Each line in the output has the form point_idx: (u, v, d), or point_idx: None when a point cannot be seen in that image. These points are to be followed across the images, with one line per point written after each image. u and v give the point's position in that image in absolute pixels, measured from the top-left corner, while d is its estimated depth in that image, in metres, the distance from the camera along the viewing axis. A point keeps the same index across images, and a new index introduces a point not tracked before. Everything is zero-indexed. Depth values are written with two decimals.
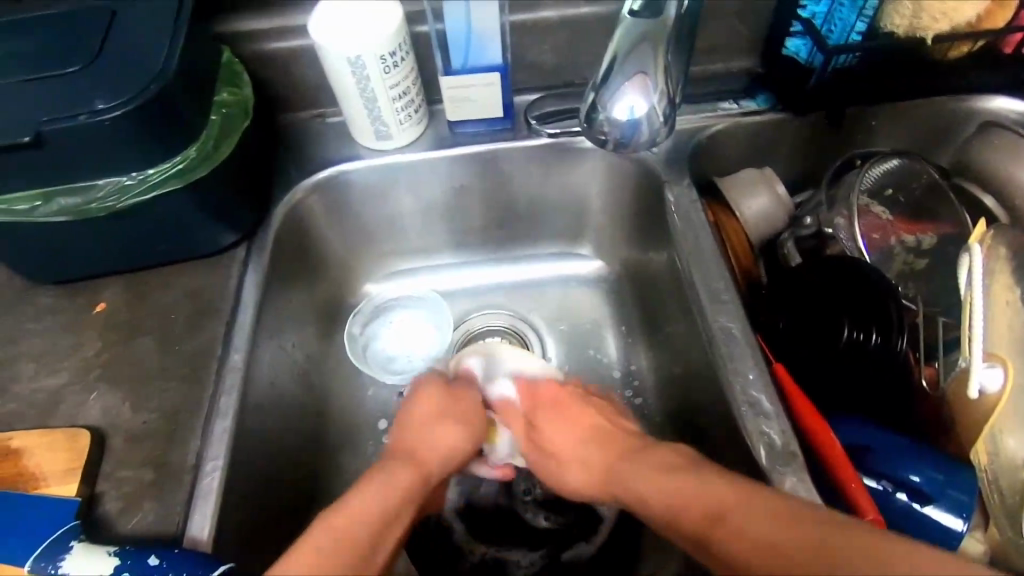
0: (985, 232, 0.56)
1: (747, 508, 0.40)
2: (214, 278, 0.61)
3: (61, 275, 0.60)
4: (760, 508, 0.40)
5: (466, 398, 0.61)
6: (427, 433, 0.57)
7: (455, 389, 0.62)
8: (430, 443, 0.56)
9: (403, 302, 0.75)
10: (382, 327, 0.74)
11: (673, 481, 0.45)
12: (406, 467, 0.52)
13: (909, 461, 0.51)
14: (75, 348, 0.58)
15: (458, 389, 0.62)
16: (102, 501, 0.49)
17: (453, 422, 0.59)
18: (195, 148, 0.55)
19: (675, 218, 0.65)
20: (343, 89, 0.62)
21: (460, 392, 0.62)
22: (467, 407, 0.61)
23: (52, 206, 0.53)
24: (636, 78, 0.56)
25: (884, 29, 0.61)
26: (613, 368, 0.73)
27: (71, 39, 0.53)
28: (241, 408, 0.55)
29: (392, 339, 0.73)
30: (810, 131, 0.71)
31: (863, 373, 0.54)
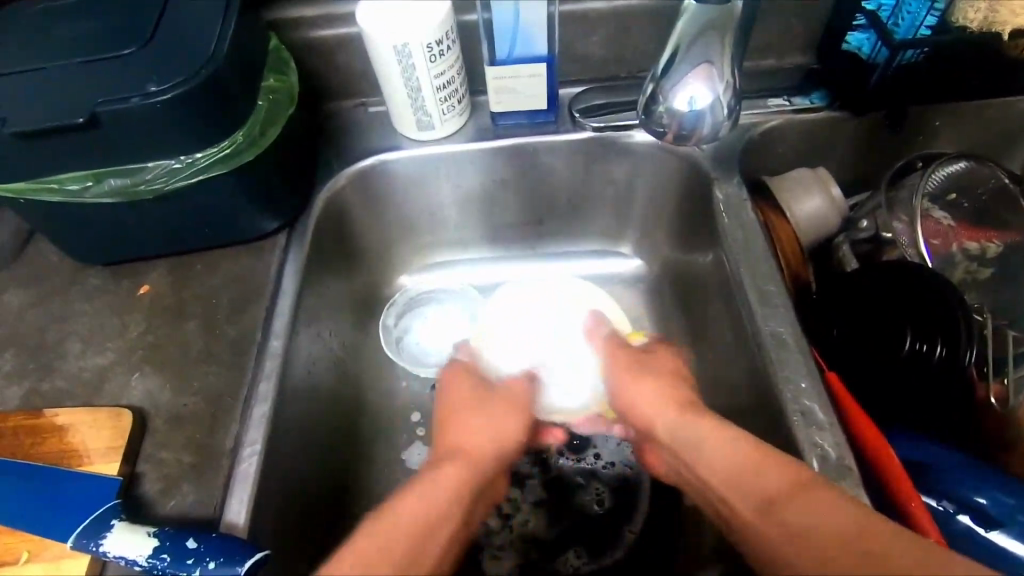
0: None
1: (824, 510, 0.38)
2: (256, 264, 0.62)
3: (109, 256, 0.61)
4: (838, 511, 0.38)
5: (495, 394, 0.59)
6: (465, 419, 0.55)
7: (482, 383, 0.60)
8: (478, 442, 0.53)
9: (437, 295, 0.76)
10: (414, 321, 0.74)
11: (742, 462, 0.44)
12: (446, 467, 0.50)
13: (975, 482, 0.49)
14: (121, 329, 0.59)
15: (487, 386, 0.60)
16: (143, 481, 0.50)
17: (507, 412, 0.57)
18: (243, 132, 0.54)
19: (723, 215, 0.62)
20: (388, 78, 0.61)
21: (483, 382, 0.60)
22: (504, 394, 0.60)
23: (102, 188, 0.53)
24: (701, 68, 0.55)
25: (955, 23, 0.57)
26: None
27: (126, 22, 0.54)
28: (279, 393, 0.55)
29: (426, 332, 0.73)
30: (868, 131, 0.68)
31: (928, 386, 0.51)
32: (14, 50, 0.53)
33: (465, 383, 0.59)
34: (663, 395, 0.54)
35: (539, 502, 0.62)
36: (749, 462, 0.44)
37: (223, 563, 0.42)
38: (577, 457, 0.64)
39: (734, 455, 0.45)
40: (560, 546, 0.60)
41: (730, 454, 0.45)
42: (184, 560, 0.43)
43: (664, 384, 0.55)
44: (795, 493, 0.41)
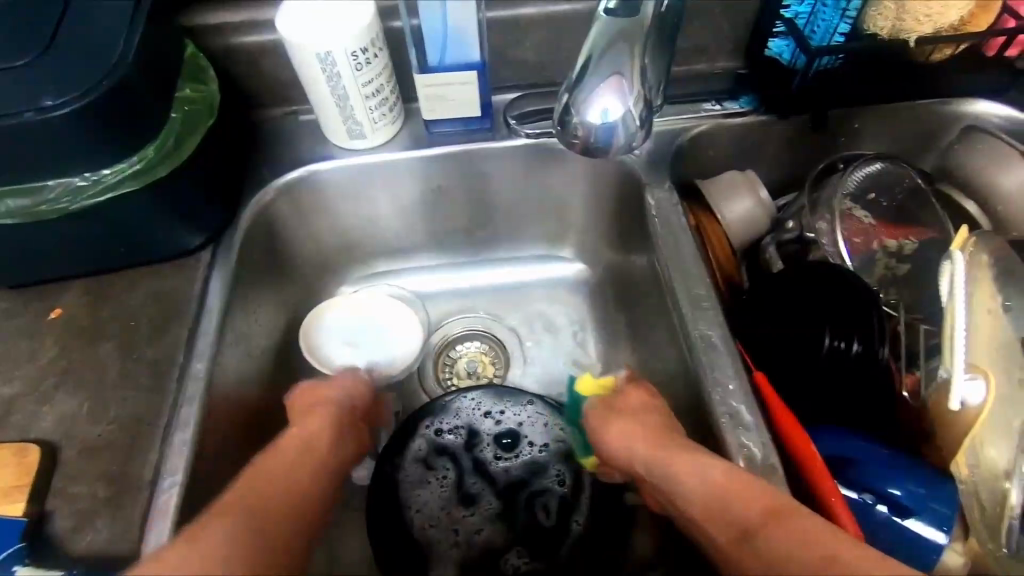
0: (967, 237, 0.54)
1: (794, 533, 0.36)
2: (178, 282, 0.59)
3: (13, 278, 0.57)
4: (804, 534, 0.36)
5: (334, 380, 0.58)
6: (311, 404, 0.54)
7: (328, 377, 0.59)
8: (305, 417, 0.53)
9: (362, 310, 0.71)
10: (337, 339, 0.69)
11: (711, 480, 0.42)
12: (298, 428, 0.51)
13: (889, 474, 0.51)
14: (31, 355, 0.56)
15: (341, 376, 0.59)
16: (53, 519, 0.47)
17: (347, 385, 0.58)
18: (155, 146, 0.52)
19: (656, 222, 0.63)
20: (313, 87, 0.60)
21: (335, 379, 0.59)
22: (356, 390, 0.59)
23: (1, 207, 0.50)
24: (611, 79, 0.54)
25: (867, 31, 0.60)
26: (592, 368, 0.72)
27: (19, 30, 0.50)
28: (204, 417, 0.52)
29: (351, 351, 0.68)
30: (793, 133, 0.70)
31: (848, 382, 0.53)
32: None
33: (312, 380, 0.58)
34: (643, 428, 0.50)
35: (487, 512, 0.61)
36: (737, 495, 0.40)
37: None
38: (516, 459, 0.63)
39: (716, 487, 0.41)
40: (506, 550, 0.59)
41: (704, 484, 0.42)
42: None
43: (638, 408, 0.53)
44: (767, 521, 0.38)
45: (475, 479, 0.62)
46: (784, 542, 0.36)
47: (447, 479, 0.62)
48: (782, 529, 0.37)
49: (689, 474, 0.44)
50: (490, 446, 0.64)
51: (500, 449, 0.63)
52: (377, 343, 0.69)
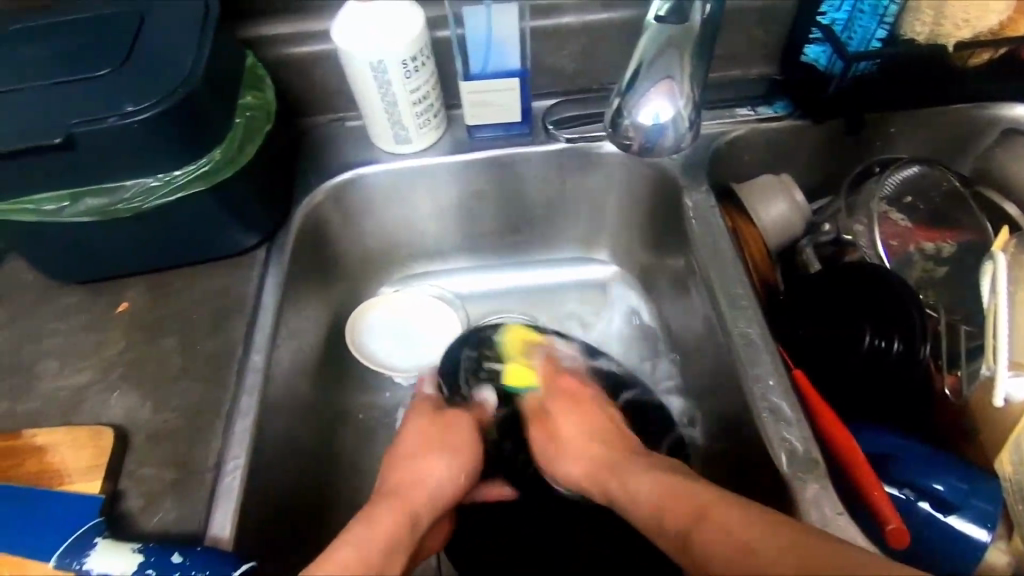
0: (1008, 238, 0.56)
1: (723, 522, 0.41)
2: (236, 278, 0.62)
3: (84, 274, 0.61)
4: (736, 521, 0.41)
5: (454, 426, 0.60)
6: (420, 462, 0.56)
7: (445, 415, 0.61)
8: (415, 486, 0.54)
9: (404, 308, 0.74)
10: (382, 337, 0.72)
11: (646, 491, 0.49)
12: (396, 496, 0.52)
13: (933, 470, 0.51)
14: (100, 346, 0.59)
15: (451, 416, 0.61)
16: (125, 499, 0.49)
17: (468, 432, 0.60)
18: (221, 150, 0.55)
19: (693, 222, 0.65)
20: (364, 94, 0.63)
21: (451, 417, 0.61)
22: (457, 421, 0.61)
23: (79, 207, 0.53)
24: (662, 83, 0.58)
25: (904, 36, 0.62)
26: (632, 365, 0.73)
27: (100, 42, 0.54)
28: (261, 406, 0.55)
29: (394, 349, 0.71)
30: (828, 138, 0.71)
31: (886, 380, 0.54)
32: None
33: (430, 419, 0.60)
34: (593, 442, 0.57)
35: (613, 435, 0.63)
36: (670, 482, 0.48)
37: None
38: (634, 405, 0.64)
39: (654, 509, 0.47)
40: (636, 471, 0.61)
41: (649, 503, 0.48)
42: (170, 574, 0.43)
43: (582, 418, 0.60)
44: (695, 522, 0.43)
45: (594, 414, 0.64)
46: (709, 543, 0.41)
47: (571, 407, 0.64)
48: (712, 517, 0.42)
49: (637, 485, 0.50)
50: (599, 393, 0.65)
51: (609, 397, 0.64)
52: (413, 342, 0.72)
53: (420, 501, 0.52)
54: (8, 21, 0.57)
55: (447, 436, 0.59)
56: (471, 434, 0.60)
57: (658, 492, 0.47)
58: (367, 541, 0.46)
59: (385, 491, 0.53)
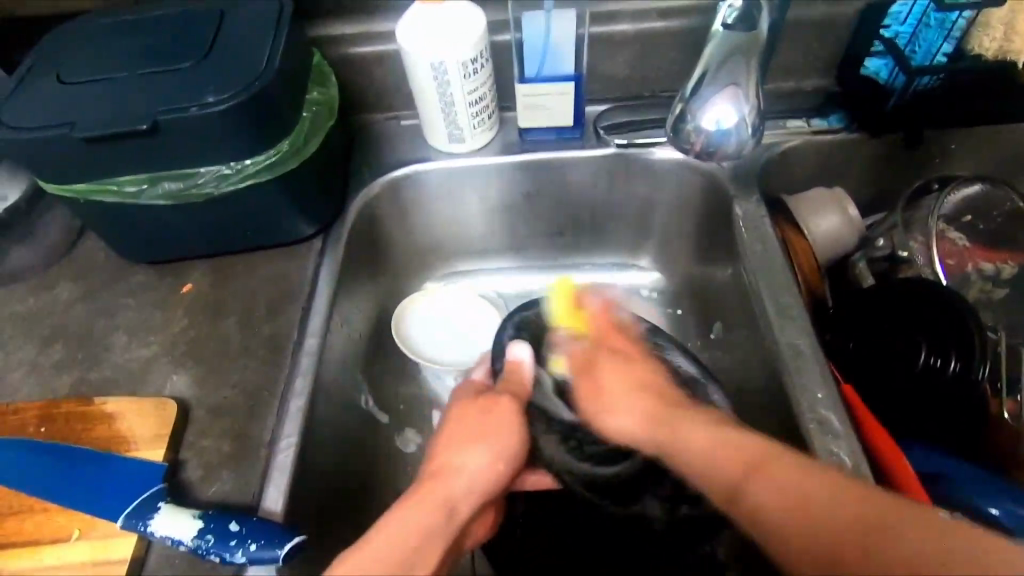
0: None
1: (748, 454, 0.38)
2: (294, 266, 0.65)
3: (154, 255, 0.64)
4: (770, 459, 0.37)
5: (497, 407, 0.53)
6: (460, 448, 0.50)
7: (490, 399, 0.54)
8: (457, 470, 0.49)
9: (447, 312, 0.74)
10: (423, 333, 0.73)
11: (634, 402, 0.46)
12: (423, 489, 0.47)
13: (989, 494, 0.51)
14: (165, 324, 0.62)
15: (496, 401, 0.54)
16: (185, 468, 0.52)
17: (507, 431, 0.52)
18: (289, 142, 0.58)
19: (743, 230, 0.65)
20: (423, 92, 0.65)
21: (495, 403, 0.54)
22: (505, 420, 0.53)
23: (156, 190, 0.57)
24: (727, 90, 0.59)
25: (971, 51, 0.61)
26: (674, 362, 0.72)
27: (183, 37, 0.57)
28: (313, 388, 0.57)
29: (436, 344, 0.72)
30: (885, 152, 0.70)
31: (938, 400, 0.53)
32: (78, 61, 0.57)
33: (475, 406, 0.54)
34: (643, 377, 0.49)
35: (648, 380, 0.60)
36: (678, 435, 0.42)
37: (264, 544, 0.45)
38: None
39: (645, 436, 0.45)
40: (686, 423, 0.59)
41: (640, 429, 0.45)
42: (227, 541, 0.45)
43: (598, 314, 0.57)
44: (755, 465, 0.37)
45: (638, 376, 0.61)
46: (761, 491, 0.36)
47: None
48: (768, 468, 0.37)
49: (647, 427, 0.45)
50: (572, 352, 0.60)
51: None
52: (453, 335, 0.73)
53: (461, 491, 0.48)
54: (100, 16, 0.61)
55: (490, 426, 0.52)
56: (514, 417, 0.53)
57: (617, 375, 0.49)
58: (421, 521, 0.44)
59: (425, 476, 0.49)
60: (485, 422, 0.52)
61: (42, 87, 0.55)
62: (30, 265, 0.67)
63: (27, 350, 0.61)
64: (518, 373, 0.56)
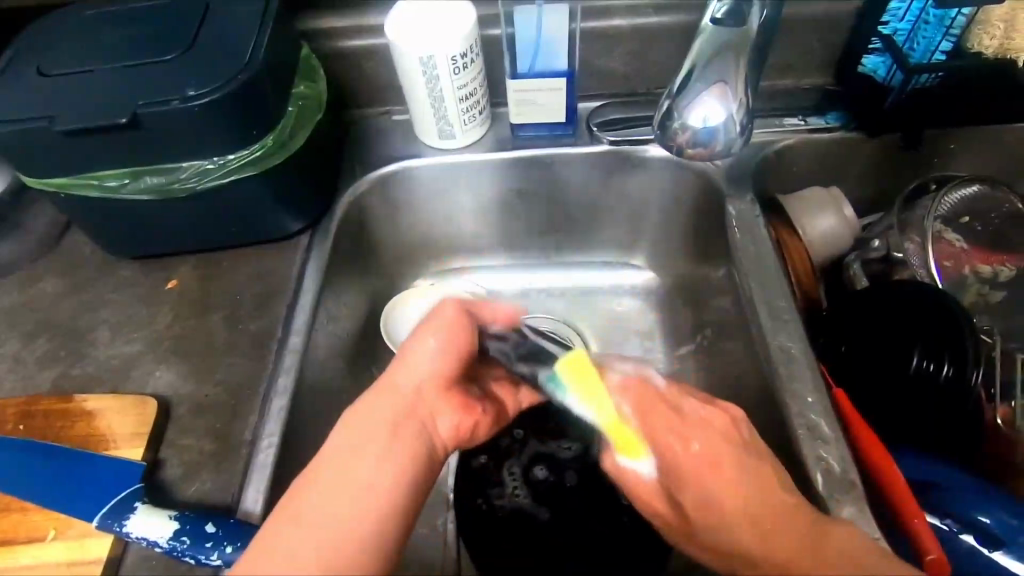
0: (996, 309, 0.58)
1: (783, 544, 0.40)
2: (280, 262, 0.64)
3: (139, 250, 0.63)
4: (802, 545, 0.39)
5: (447, 313, 0.49)
6: (413, 346, 0.48)
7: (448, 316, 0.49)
8: (407, 365, 0.47)
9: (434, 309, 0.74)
10: (412, 333, 0.72)
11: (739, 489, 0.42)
12: (353, 421, 0.43)
13: (979, 502, 0.50)
14: (150, 319, 0.61)
15: (444, 314, 0.49)
16: (165, 467, 0.51)
17: (450, 333, 0.48)
18: (272, 136, 0.57)
19: (736, 231, 0.63)
20: (412, 88, 0.63)
21: (444, 314, 0.49)
22: (456, 319, 0.49)
23: (139, 184, 0.56)
24: (715, 86, 0.57)
25: (970, 49, 0.60)
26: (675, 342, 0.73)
27: (168, 29, 0.56)
28: (298, 387, 0.57)
29: None
30: (884, 151, 0.69)
31: (930, 405, 0.52)
32: (61, 52, 0.56)
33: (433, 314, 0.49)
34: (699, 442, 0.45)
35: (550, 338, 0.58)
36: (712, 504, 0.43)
37: (240, 547, 0.44)
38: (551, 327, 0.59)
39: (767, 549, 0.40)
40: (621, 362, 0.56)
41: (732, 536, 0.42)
42: (204, 543, 0.44)
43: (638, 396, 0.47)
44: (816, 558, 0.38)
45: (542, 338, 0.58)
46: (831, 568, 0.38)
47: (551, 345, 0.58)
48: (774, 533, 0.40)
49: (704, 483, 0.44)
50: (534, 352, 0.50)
51: (533, 351, 0.51)
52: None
53: (409, 385, 0.46)
54: (87, 7, 0.60)
55: (445, 329, 0.48)
56: (458, 308, 0.49)
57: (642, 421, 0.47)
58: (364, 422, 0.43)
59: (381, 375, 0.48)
60: (436, 327, 0.48)
61: (24, 78, 0.54)
62: (17, 258, 0.66)
63: (10, 345, 0.60)
64: (498, 318, 0.52)
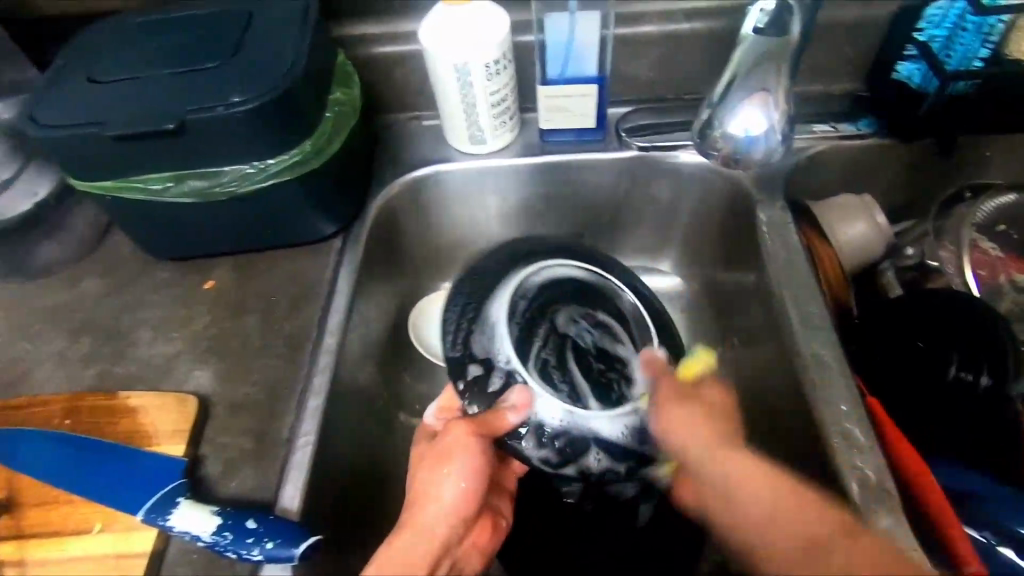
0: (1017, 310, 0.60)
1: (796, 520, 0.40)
2: (314, 264, 0.65)
3: (177, 252, 0.65)
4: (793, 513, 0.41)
5: (456, 439, 0.53)
6: (433, 480, 0.52)
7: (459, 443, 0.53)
8: (428, 494, 0.51)
9: None
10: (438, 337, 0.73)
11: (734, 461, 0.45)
12: (394, 539, 0.48)
13: (1020, 515, 0.50)
14: (189, 320, 0.63)
15: (449, 446, 0.53)
16: (205, 464, 0.53)
17: (465, 457, 0.53)
18: (311, 141, 0.58)
19: (766, 235, 0.63)
20: (445, 94, 0.64)
21: (448, 448, 0.53)
22: (468, 443, 0.53)
23: (181, 188, 0.57)
24: (756, 94, 0.58)
25: (1009, 56, 0.59)
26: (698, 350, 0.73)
27: (210, 37, 0.58)
28: (332, 388, 0.58)
29: (451, 346, 0.73)
30: (916, 158, 0.68)
31: (967, 415, 0.52)
32: (107, 60, 0.57)
33: (444, 440, 0.53)
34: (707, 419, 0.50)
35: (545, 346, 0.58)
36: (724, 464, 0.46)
37: (280, 543, 0.45)
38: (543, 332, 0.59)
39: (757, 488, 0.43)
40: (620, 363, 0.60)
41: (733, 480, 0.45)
42: (246, 538, 0.46)
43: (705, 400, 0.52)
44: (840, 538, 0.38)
45: (545, 351, 0.58)
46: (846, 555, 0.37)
47: (547, 352, 0.58)
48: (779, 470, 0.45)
49: (686, 416, 0.51)
50: (574, 441, 0.55)
51: (570, 440, 0.55)
52: None
53: (434, 516, 0.50)
54: (130, 16, 0.62)
55: (459, 464, 0.52)
56: (467, 436, 0.53)
57: (666, 403, 0.53)
58: (403, 546, 0.48)
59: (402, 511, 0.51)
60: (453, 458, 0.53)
61: (73, 86, 0.56)
62: (59, 260, 0.68)
63: (55, 343, 0.62)
64: (516, 407, 0.54)
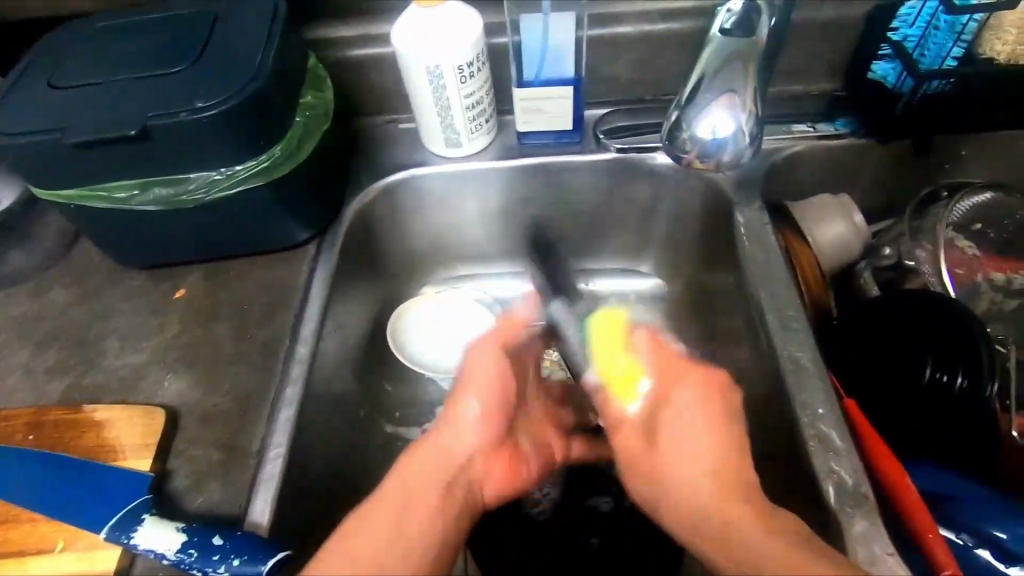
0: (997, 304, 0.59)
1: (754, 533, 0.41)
2: (287, 271, 0.64)
3: (146, 260, 0.64)
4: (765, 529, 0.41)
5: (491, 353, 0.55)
6: (459, 397, 0.53)
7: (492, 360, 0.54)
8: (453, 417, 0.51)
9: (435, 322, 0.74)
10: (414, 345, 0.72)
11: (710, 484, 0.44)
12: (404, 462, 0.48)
13: (996, 518, 0.50)
14: (159, 329, 0.61)
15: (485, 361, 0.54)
16: (173, 477, 0.51)
17: (490, 371, 0.53)
18: (281, 147, 0.57)
19: (744, 238, 0.63)
20: (418, 96, 0.63)
21: (481, 363, 0.54)
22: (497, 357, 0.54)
23: (148, 195, 0.56)
24: (723, 96, 0.57)
25: (982, 55, 0.59)
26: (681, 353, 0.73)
27: (176, 41, 0.57)
28: (305, 398, 0.56)
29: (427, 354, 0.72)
30: (893, 158, 0.68)
31: (944, 418, 0.52)
32: (70, 65, 0.56)
33: (478, 349, 0.55)
34: (686, 437, 0.47)
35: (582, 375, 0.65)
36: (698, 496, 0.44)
37: (247, 560, 0.44)
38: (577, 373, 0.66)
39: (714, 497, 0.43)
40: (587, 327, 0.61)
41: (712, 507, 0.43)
42: (212, 555, 0.44)
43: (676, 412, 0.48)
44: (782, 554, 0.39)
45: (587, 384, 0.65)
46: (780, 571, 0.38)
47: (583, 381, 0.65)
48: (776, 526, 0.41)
49: (669, 449, 0.47)
50: None
51: None
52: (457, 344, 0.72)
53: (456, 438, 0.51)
54: (96, 20, 0.61)
55: (489, 371, 0.53)
56: (494, 361, 0.54)
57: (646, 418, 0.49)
58: (403, 483, 0.47)
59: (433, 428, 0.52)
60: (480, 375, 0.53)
61: (34, 91, 0.54)
62: (26, 269, 0.66)
63: (21, 354, 0.61)
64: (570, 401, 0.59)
